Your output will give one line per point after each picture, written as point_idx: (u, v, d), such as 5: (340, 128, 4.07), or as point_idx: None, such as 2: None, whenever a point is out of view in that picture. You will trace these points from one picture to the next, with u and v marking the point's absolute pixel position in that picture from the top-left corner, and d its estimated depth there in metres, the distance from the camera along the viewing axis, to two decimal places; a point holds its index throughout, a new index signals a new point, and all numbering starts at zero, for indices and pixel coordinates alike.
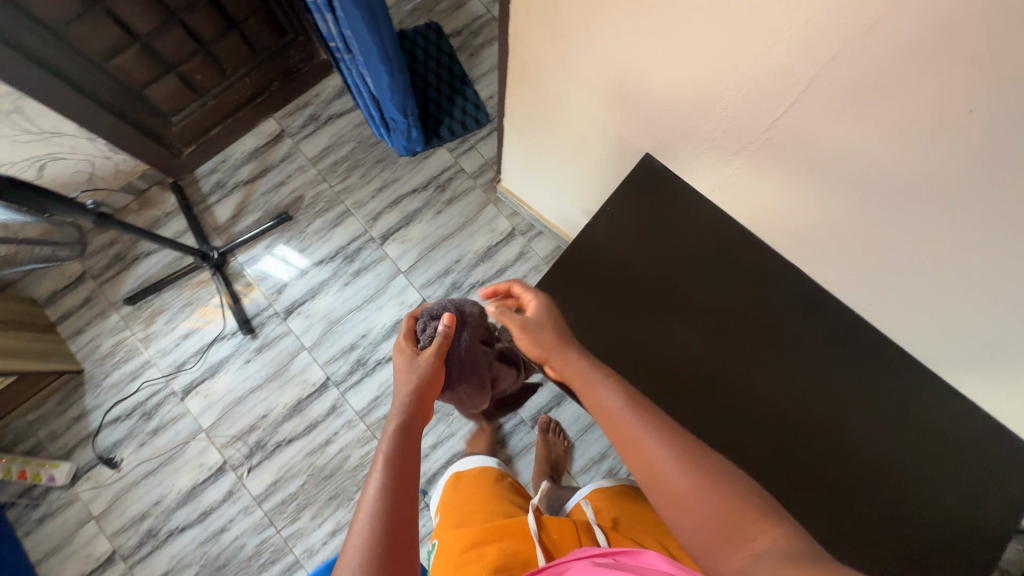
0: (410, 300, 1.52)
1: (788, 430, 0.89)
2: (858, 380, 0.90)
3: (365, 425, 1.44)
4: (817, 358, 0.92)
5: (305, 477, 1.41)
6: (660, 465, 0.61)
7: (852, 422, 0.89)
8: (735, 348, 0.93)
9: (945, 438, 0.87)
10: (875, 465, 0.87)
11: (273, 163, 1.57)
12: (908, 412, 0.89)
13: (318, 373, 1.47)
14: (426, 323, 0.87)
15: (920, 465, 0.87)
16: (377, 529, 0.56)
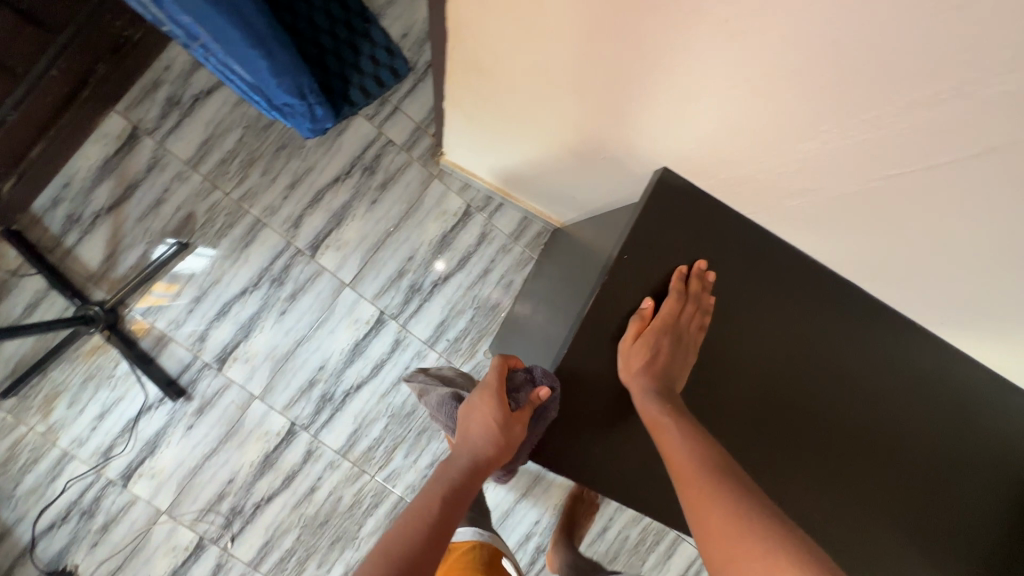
0: (365, 316, 1.28)
1: (897, 512, 0.75)
2: (971, 441, 0.77)
3: (351, 462, 1.29)
4: (920, 420, 0.75)
5: (299, 530, 1.28)
6: (713, 507, 0.50)
7: (957, 483, 0.77)
8: (835, 433, 0.72)
9: None
10: (984, 539, 0.78)
11: (137, 177, 1.19)
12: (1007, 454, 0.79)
13: (280, 420, 1.26)
14: (520, 381, 0.64)
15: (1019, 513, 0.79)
16: None
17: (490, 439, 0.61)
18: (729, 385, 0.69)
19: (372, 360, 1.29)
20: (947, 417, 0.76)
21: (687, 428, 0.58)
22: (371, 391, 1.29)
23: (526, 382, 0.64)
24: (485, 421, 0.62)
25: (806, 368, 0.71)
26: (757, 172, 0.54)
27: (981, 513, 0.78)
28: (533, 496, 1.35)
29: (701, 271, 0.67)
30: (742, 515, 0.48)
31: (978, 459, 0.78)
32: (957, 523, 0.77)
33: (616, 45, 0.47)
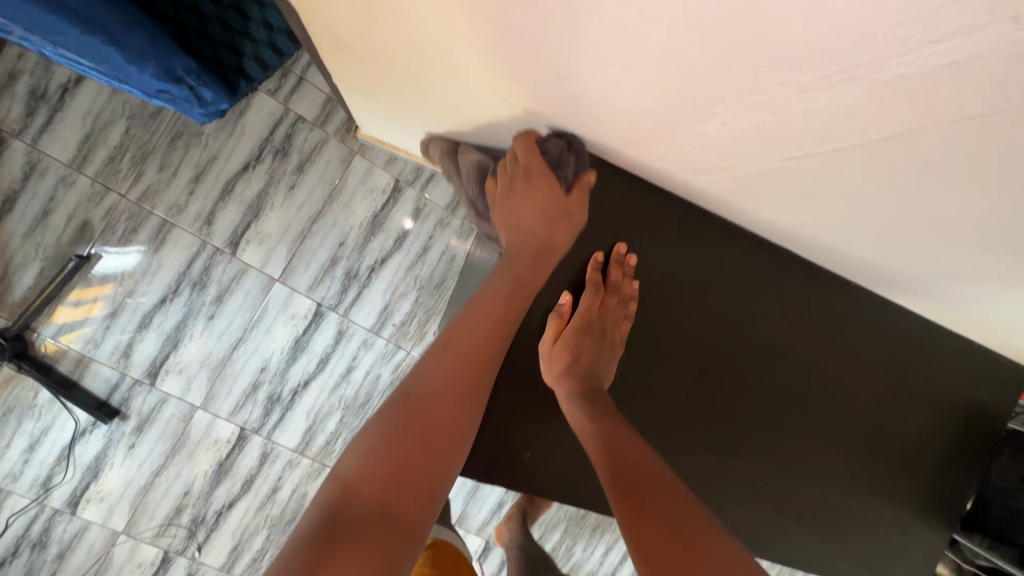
0: (302, 310, 1.21)
1: (832, 466, 0.76)
2: (907, 390, 0.77)
3: (310, 459, 1.26)
4: (855, 375, 0.75)
5: (268, 530, 1.27)
6: (648, 520, 0.47)
7: (890, 432, 0.78)
8: (771, 401, 0.71)
9: (967, 417, 0.82)
10: (912, 480, 0.81)
11: (14, 188, 1.05)
12: (941, 399, 0.80)
13: (229, 427, 1.21)
14: (559, 157, 0.56)
15: (945, 453, 0.82)
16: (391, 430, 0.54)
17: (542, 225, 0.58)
18: (665, 367, 0.66)
19: (316, 355, 1.23)
20: (886, 369, 0.76)
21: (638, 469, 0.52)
22: (321, 386, 1.24)
23: (567, 157, 0.56)
24: (536, 210, 0.58)
25: (743, 339, 0.69)
26: (662, 151, 0.48)
27: (915, 456, 0.80)
28: None
29: (621, 256, 0.62)
30: (678, 528, 0.46)
31: (917, 406, 0.79)
32: (893, 468, 0.79)
33: (472, 18, 0.39)
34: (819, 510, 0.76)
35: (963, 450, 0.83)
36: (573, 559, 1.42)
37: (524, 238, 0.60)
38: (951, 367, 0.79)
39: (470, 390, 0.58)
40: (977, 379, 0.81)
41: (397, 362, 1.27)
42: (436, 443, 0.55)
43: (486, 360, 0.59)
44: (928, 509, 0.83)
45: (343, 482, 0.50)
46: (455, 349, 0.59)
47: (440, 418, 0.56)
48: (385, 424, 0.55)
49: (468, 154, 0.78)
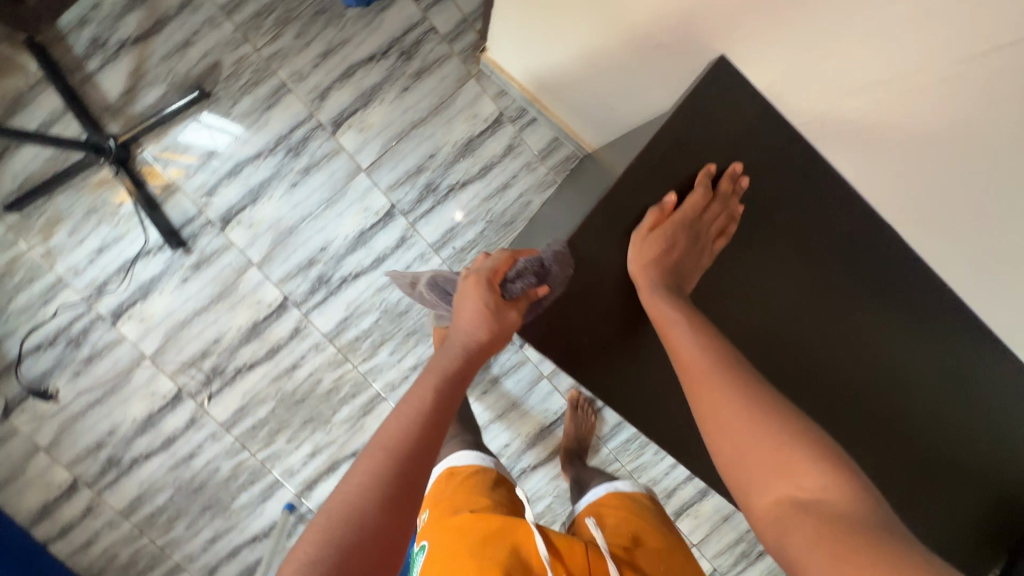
0: (375, 206, 1.25)
1: (859, 427, 0.94)
2: (921, 373, 0.95)
3: (336, 348, 1.29)
4: (876, 350, 0.93)
5: (275, 403, 1.30)
6: (728, 407, 0.58)
7: (907, 413, 0.95)
8: (806, 349, 0.90)
9: (978, 405, 0.98)
10: (928, 458, 0.98)
11: (169, 14, 1.15)
12: (952, 384, 0.97)
13: (274, 293, 1.26)
14: (523, 266, 0.80)
15: (960, 436, 0.99)
16: (334, 527, 0.51)
17: (475, 321, 0.75)
18: (727, 292, 0.87)
19: (374, 253, 1.27)
20: (891, 350, 0.93)
21: (735, 398, 0.59)
22: (369, 282, 1.28)
23: (532, 272, 0.80)
24: (474, 302, 0.76)
25: (796, 292, 0.88)
26: None
27: (926, 427, 0.97)
28: (509, 420, 1.37)
29: (735, 173, 0.80)
30: (757, 417, 0.56)
31: (921, 383, 0.96)
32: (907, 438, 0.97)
33: None
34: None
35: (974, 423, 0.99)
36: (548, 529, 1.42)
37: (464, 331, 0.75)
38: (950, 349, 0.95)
39: (412, 480, 0.56)
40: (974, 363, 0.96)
41: None
42: (390, 541, 0.52)
43: (426, 452, 0.60)
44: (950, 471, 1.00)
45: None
46: (389, 441, 0.59)
47: (386, 516, 0.53)
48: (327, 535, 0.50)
49: (614, 56, 0.88)
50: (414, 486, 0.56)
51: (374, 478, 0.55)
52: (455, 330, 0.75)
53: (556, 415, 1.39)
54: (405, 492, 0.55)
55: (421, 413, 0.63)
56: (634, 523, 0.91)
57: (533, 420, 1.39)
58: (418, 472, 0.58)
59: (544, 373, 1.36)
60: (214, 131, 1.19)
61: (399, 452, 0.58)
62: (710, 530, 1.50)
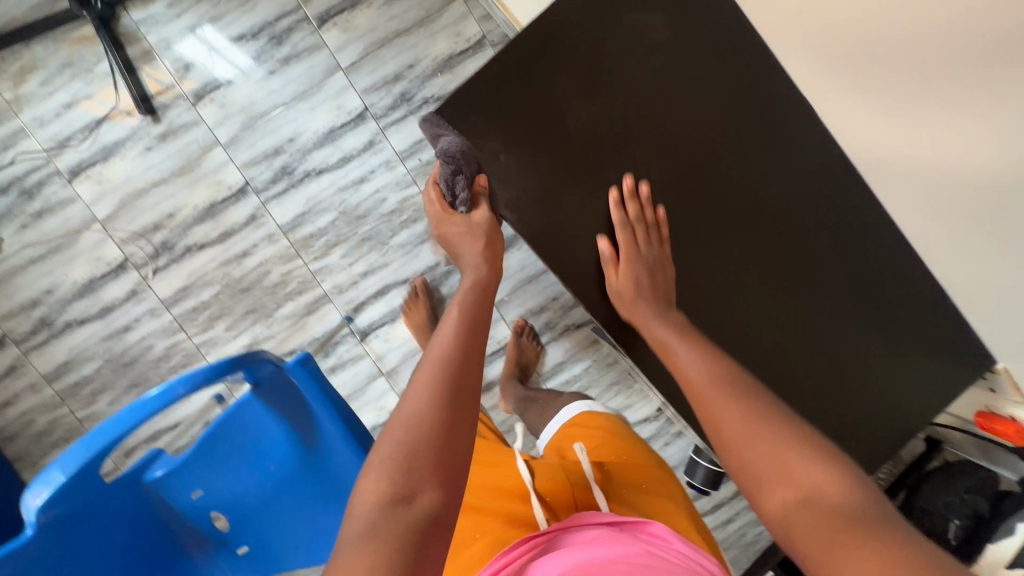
0: (349, 107, 1.28)
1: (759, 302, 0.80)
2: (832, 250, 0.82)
3: (288, 242, 1.30)
4: (784, 213, 0.80)
5: (219, 288, 1.30)
6: (728, 412, 0.54)
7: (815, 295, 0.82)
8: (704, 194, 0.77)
9: (906, 306, 0.84)
10: (841, 355, 0.84)
11: None
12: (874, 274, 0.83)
13: (236, 176, 1.27)
14: (449, 181, 0.69)
15: (882, 339, 0.84)
16: (400, 442, 0.52)
17: (478, 247, 0.69)
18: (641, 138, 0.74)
19: (340, 152, 1.28)
20: (822, 266, 0.82)
21: (736, 403, 0.55)
22: (331, 181, 1.29)
23: (455, 173, 0.69)
24: (454, 229, 0.70)
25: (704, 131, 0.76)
26: None
27: (862, 372, 0.84)
28: None
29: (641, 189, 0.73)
30: (755, 422, 0.53)
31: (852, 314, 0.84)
32: (842, 382, 0.84)
33: None
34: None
35: (924, 380, 0.85)
36: None
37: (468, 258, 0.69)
38: (890, 286, 0.84)
39: (460, 388, 0.55)
40: (921, 308, 0.84)
41: (406, 195, 1.31)
42: (458, 435, 0.54)
43: (471, 368, 0.58)
44: (884, 425, 0.86)
45: (381, 504, 0.49)
46: (435, 352, 0.58)
47: (448, 417, 0.54)
48: (388, 456, 0.51)
49: None
50: (468, 383, 0.57)
51: (426, 396, 0.54)
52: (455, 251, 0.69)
53: (498, 345, 1.40)
54: (454, 401, 0.55)
55: (461, 321, 0.62)
56: (614, 446, 0.88)
57: None
58: (471, 372, 0.57)
59: (492, 301, 1.37)
60: (218, 59, 1.23)
61: (451, 357, 0.58)
62: None
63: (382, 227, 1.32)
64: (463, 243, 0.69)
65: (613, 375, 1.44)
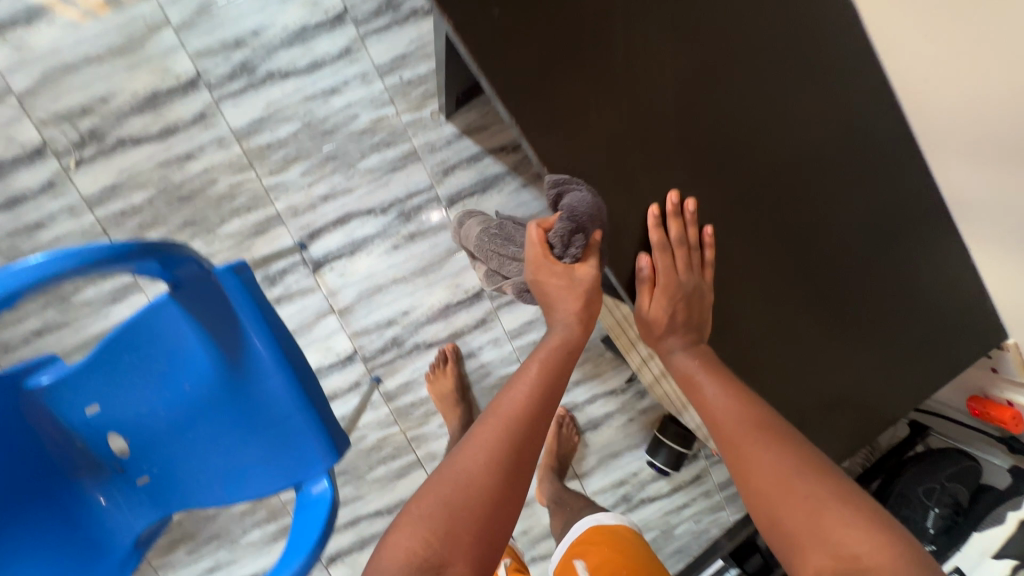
0: (325, 5, 1.12)
1: (753, 250, 0.65)
2: (846, 197, 0.67)
3: (241, 151, 1.15)
4: (801, 139, 0.64)
5: (155, 193, 1.14)
6: (758, 458, 0.53)
7: (822, 248, 0.67)
8: (713, 105, 0.61)
9: (922, 281, 0.71)
10: (841, 329, 0.69)
11: None
12: (887, 235, 0.69)
13: (186, 66, 1.10)
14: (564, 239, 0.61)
15: (888, 316, 0.70)
16: (439, 501, 0.53)
17: (574, 303, 0.67)
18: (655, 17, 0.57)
19: (312, 56, 1.14)
20: (840, 212, 0.67)
21: (768, 448, 0.53)
22: (297, 87, 1.14)
23: (574, 232, 0.60)
24: (551, 280, 0.66)
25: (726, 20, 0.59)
26: None
27: (861, 339, 0.70)
28: (413, 285, 1.25)
29: (682, 208, 0.61)
30: (792, 472, 0.51)
31: (865, 265, 0.69)
32: (838, 342, 0.70)
33: None
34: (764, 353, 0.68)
35: (927, 364, 0.72)
36: (427, 424, 1.31)
37: (558, 311, 0.67)
38: (917, 244, 0.70)
39: (512, 465, 0.56)
40: (945, 281, 0.71)
41: (382, 115, 1.18)
42: (505, 507, 0.54)
43: (532, 445, 0.58)
44: (866, 407, 0.72)
45: (410, 565, 0.50)
46: (500, 412, 0.60)
47: (502, 492, 0.54)
48: (432, 508, 0.53)
49: None
50: (525, 458, 0.57)
51: (476, 463, 0.55)
52: (548, 302, 0.68)
53: (465, 296, 1.28)
54: (506, 474, 0.55)
55: (535, 384, 0.62)
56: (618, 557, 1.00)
57: (439, 294, 1.27)
58: (532, 443, 0.58)
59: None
60: None
61: (514, 425, 0.58)
62: (597, 464, 1.42)
63: (350, 147, 1.18)
64: (555, 294, 0.67)
65: None
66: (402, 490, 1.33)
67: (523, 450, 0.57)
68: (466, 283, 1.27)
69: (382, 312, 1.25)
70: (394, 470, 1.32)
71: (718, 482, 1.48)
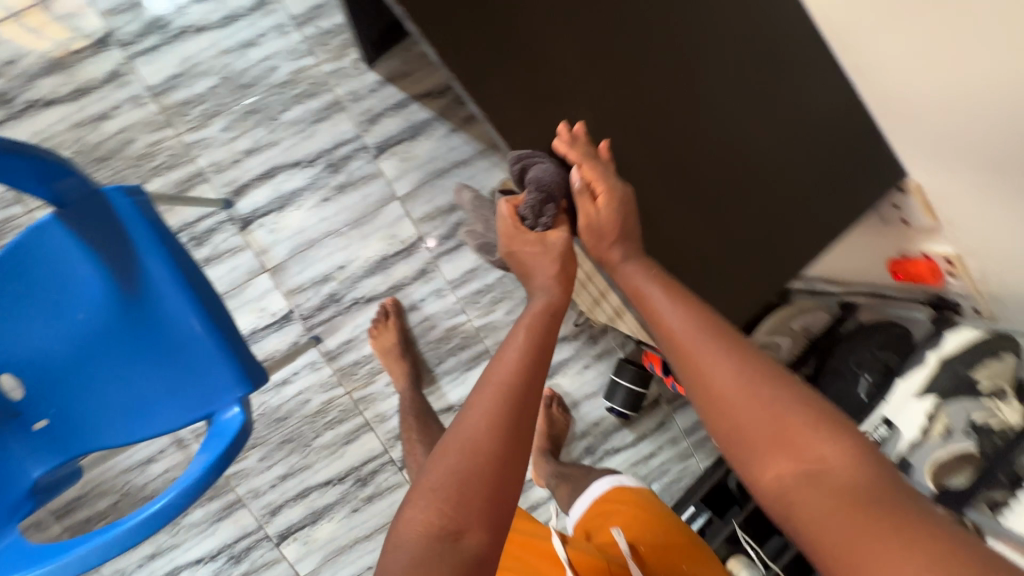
0: None
1: (651, 100, 0.65)
2: (736, 40, 0.67)
3: (158, 108, 1.13)
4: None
5: (70, 155, 1.11)
6: (720, 383, 0.52)
7: (715, 94, 0.67)
8: None
9: (817, 123, 0.72)
10: (742, 173, 0.70)
11: None
12: (782, 83, 0.70)
13: (97, 25, 1.10)
14: (536, 210, 0.64)
15: (788, 158, 0.72)
16: (446, 471, 0.50)
17: (554, 267, 0.66)
18: None
19: (225, 10, 1.13)
20: (730, 60, 0.67)
21: (728, 368, 0.53)
22: (212, 41, 1.14)
23: (544, 201, 0.64)
24: (529, 252, 0.66)
25: None
26: None
27: (749, 193, 0.71)
28: (347, 237, 1.22)
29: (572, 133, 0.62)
30: (754, 389, 0.51)
31: (758, 114, 0.69)
32: (728, 198, 0.70)
33: None
34: (664, 210, 0.67)
35: (818, 216, 0.74)
36: (374, 383, 1.27)
37: (538, 281, 0.66)
38: (795, 94, 0.70)
39: (512, 426, 0.53)
40: (824, 131, 0.73)
41: (302, 66, 1.17)
42: (515, 466, 0.51)
43: (529, 407, 0.55)
44: (775, 251, 0.74)
45: (427, 537, 0.47)
46: (493, 378, 0.57)
47: (506, 453, 0.51)
48: (440, 480, 0.50)
49: None
50: (524, 418, 0.54)
51: (475, 429, 0.52)
52: (525, 275, 0.68)
53: (402, 246, 1.25)
54: (503, 432, 0.52)
55: (524, 348, 0.59)
56: (649, 521, 0.84)
57: (375, 245, 1.24)
58: (530, 402, 0.55)
59: (397, 195, 1.24)
60: None
61: (509, 387, 0.55)
62: None
63: (271, 100, 1.17)
64: (533, 261, 0.67)
65: None
66: (353, 456, 1.27)
67: (522, 413, 0.54)
68: (403, 233, 1.25)
69: (317, 268, 1.22)
70: (342, 435, 1.27)
71: (684, 428, 1.45)
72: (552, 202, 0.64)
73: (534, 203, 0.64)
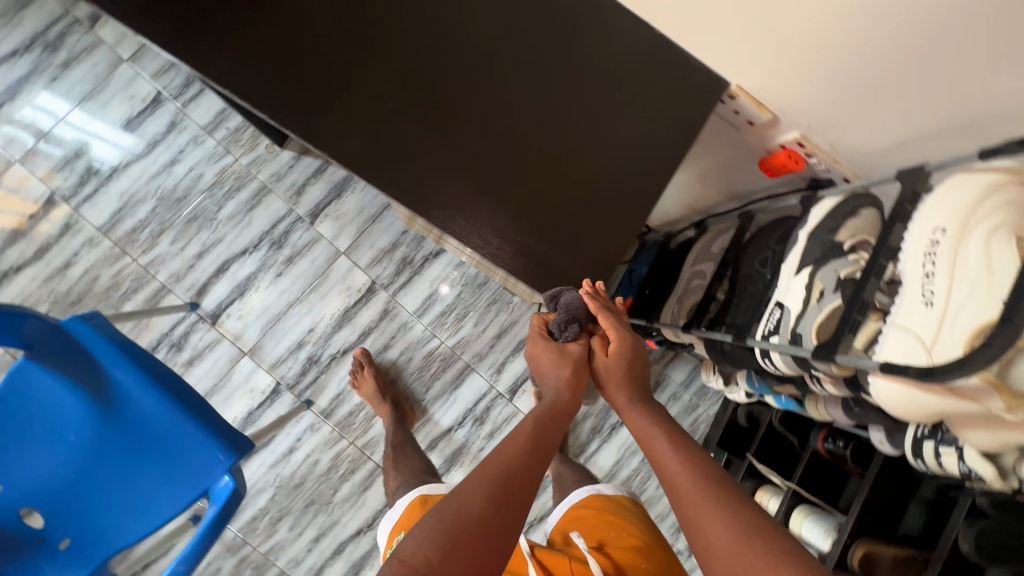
0: (141, 95, 1.26)
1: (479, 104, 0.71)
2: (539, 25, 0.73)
3: (111, 242, 1.25)
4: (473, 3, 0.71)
5: (49, 306, 1.23)
6: (715, 522, 0.53)
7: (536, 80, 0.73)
8: None
9: (646, 69, 0.76)
10: (586, 136, 0.75)
11: None
12: (597, 48, 0.75)
13: (40, 189, 1.23)
14: (563, 326, 0.73)
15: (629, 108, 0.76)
16: (437, 523, 0.51)
17: (565, 370, 0.71)
18: None
19: (145, 141, 1.26)
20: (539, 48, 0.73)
21: (726, 513, 0.53)
22: (141, 170, 1.26)
23: (569, 320, 0.72)
24: (551, 356, 0.73)
25: None
26: None
27: (598, 143, 0.75)
28: (309, 302, 1.31)
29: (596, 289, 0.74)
30: (751, 536, 0.51)
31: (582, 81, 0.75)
32: (577, 154, 0.75)
33: None
34: (519, 183, 0.73)
35: (671, 145, 0.77)
36: (373, 427, 1.33)
37: (549, 381, 0.72)
38: (608, 39, 0.75)
39: (501, 506, 0.54)
40: (649, 61, 0.76)
41: (223, 166, 1.29)
42: (500, 540, 0.52)
43: (525, 493, 0.57)
44: (646, 192, 0.77)
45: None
46: (498, 456, 0.59)
47: (494, 526, 0.52)
48: (432, 524, 0.51)
49: None
50: (517, 503, 0.55)
51: (471, 494, 0.54)
52: (541, 373, 0.73)
53: (360, 294, 1.33)
54: (496, 504, 0.54)
55: (530, 441, 0.61)
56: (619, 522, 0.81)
57: (335, 301, 1.32)
58: (528, 489, 0.57)
59: (341, 250, 1.33)
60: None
61: (510, 468, 0.57)
62: None
63: (206, 204, 1.28)
64: (550, 362, 0.72)
65: (489, 294, 1.37)
66: (374, 500, 1.33)
67: (516, 496, 0.55)
68: (357, 282, 1.33)
69: (290, 337, 1.31)
70: (359, 484, 1.33)
71: (680, 382, 1.47)
72: (578, 320, 0.73)
73: (565, 321, 0.73)
